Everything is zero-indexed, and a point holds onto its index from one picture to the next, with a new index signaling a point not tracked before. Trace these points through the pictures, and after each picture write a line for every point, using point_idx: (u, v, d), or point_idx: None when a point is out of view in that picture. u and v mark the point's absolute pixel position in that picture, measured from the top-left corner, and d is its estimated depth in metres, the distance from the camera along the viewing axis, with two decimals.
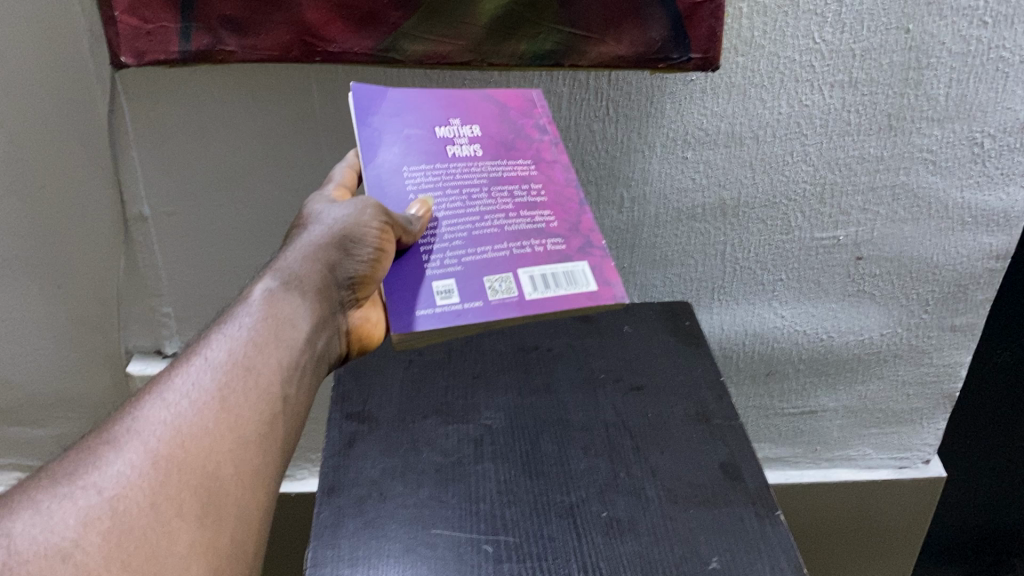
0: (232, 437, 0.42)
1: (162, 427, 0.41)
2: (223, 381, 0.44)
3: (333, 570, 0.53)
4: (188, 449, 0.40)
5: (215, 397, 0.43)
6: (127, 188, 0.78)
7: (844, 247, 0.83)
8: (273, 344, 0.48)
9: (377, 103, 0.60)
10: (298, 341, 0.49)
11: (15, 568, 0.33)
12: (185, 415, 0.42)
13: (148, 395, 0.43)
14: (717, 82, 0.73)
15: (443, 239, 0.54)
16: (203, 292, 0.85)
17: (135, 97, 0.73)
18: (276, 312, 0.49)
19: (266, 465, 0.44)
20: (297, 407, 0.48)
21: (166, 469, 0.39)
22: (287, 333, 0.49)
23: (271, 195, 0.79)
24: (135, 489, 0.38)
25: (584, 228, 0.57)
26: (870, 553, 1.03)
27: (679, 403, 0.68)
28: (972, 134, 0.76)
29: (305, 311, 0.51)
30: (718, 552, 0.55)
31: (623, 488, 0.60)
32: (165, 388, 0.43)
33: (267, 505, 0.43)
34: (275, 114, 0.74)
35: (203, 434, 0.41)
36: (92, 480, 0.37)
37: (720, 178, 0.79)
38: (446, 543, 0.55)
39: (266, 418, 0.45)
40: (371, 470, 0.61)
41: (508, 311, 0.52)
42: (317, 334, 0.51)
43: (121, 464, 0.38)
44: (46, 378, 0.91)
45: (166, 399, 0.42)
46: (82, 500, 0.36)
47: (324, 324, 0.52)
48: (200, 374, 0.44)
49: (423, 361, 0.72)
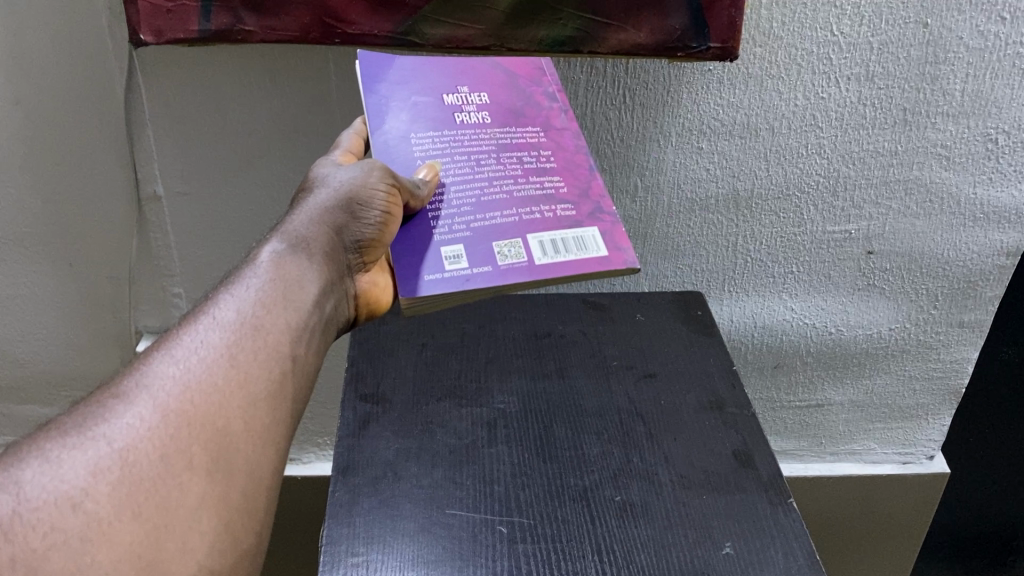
0: (241, 393, 0.43)
1: (171, 382, 0.41)
2: (231, 340, 0.44)
3: (348, 547, 0.54)
4: (197, 404, 0.41)
5: (224, 354, 0.44)
6: (142, 166, 0.78)
7: (855, 241, 0.84)
8: (281, 303, 0.48)
9: (384, 72, 0.61)
10: (307, 302, 0.49)
11: (27, 515, 0.34)
12: (195, 371, 0.42)
13: (157, 351, 0.43)
14: (734, 73, 0.73)
15: (451, 204, 0.55)
16: (216, 273, 0.85)
17: (151, 75, 0.73)
18: (285, 273, 0.49)
19: (276, 423, 0.44)
20: (308, 367, 0.48)
21: (176, 422, 0.40)
22: (296, 293, 0.49)
23: (285, 177, 0.79)
24: (145, 442, 0.38)
25: (593, 194, 0.58)
26: (884, 549, 1.03)
27: (692, 390, 0.68)
28: (987, 129, 0.76)
29: (313, 273, 0.50)
30: (731, 537, 0.55)
31: (636, 473, 0.60)
32: (173, 344, 0.44)
33: (278, 463, 0.43)
34: (291, 94, 0.74)
35: (212, 389, 0.42)
36: (101, 430, 0.38)
37: (734, 169, 0.79)
38: (461, 523, 0.56)
39: (276, 377, 0.45)
40: (385, 450, 0.61)
41: (517, 276, 0.52)
42: (326, 296, 0.51)
43: (130, 416, 0.39)
44: (55, 356, 0.91)
45: (175, 355, 0.43)
46: (91, 450, 0.37)
47: (333, 288, 0.52)
48: (208, 332, 0.45)
49: (436, 345, 0.72)
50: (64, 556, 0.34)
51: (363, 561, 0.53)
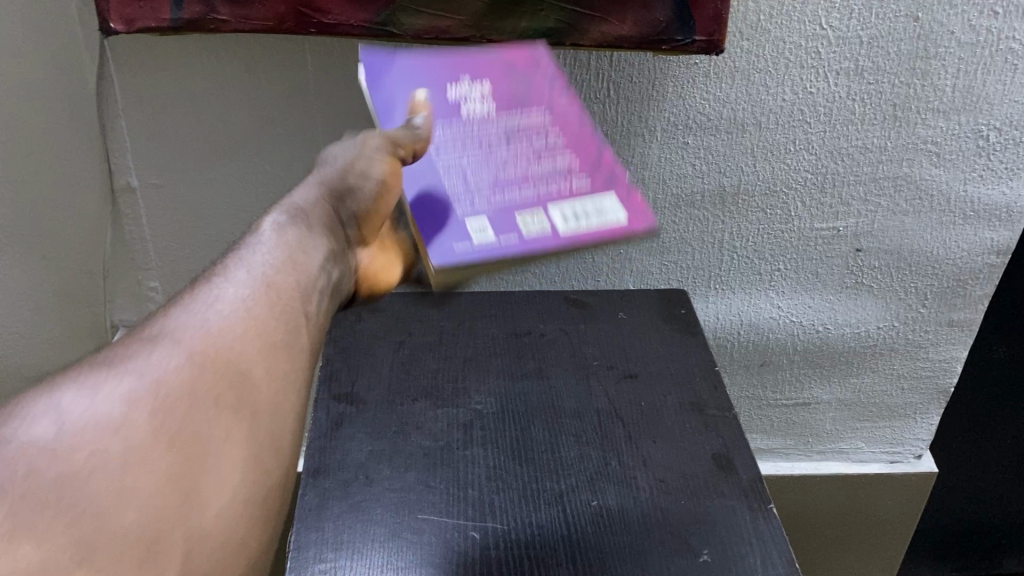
0: (259, 341, 0.46)
1: (194, 329, 0.44)
2: (248, 296, 0.48)
3: (316, 553, 0.52)
4: (218, 348, 0.44)
5: (241, 309, 0.47)
6: (116, 158, 0.76)
7: (843, 238, 0.82)
8: (291, 266, 0.52)
9: (385, 70, 0.58)
10: (310, 267, 0.53)
11: (70, 434, 0.37)
12: (215, 323, 0.45)
13: (178, 307, 0.46)
14: (721, 67, 0.72)
15: (468, 182, 0.54)
16: (192, 266, 0.83)
17: (124, 64, 0.71)
18: (293, 241, 0.53)
19: (289, 370, 0.47)
20: (314, 324, 0.51)
21: (201, 362, 0.43)
22: (301, 259, 0.52)
23: (262, 170, 0.77)
24: (175, 377, 0.41)
25: (610, 164, 0.56)
26: (861, 549, 1.02)
27: (673, 391, 0.67)
28: (978, 126, 0.75)
29: (317, 242, 0.54)
30: (709, 544, 0.54)
31: (613, 477, 0.59)
32: (192, 301, 0.47)
33: (291, 406, 0.46)
34: (267, 86, 0.73)
35: (231, 337, 0.45)
36: (133, 366, 0.41)
37: (720, 165, 0.78)
38: (433, 529, 0.54)
39: (289, 328, 0.48)
40: (358, 452, 0.60)
41: (543, 244, 0.51)
42: (324, 264, 0.54)
43: (159, 356, 0.42)
44: (29, 350, 0.89)
45: (194, 309, 0.46)
46: (125, 385, 0.40)
47: (331, 256, 0.55)
48: (225, 290, 0.48)
49: (414, 343, 0.71)
50: (104, 476, 0.36)
51: (332, 567, 0.52)
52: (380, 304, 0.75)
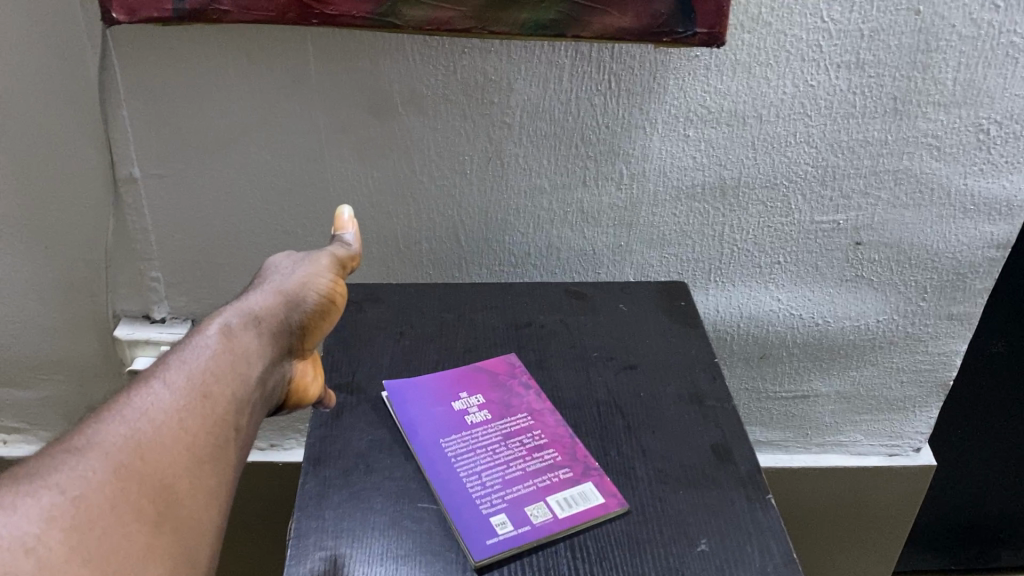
0: (189, 451, 0.47)
1: (122, 438, 0.45)
2: (183, 402, 0.49)
3: (317, 541, 0.53)
4: (146, 460, 0.44)
5: (175, 417, 0.47)
6: (117, 148, 0.76)
7: (843, 231, 0.82)
8: (231, 373, 0.52)
9: None
10: (250, 377, 0.53)
11: None
12: (145, 430, 0.46)
13: (107, 414, 0.47)
14: (722, 59, 0.72)
15: None
16: (194, 257, 0.84)
17: (127, 55, 0.71)
18: (236, 347, 0.54)
19: (219, 486, 0.47)
20: (245, 442, 0.52)
21: (126, 476, 0.43)
22: (241, 369, 0.53)
23: (263, 160, 0.78)
24: (96, 493, 0.41)
25: None
26: (857, 538, 1.03)
27: (672, 382, 0.67)
28: (979, 120, 0.75)
29: (260, 350, 0.55)
30: (707, 534, 0.55)
31: (612, 468, 0.59)
32: (122, 407, 0.47)
33: (218, 524, 0.47)
34: (270, 77, 0.73)
35: (162, 448, 0.45)
36: (53, 482, 0.41)
37: (721, 158, 0.78)
38: (433, 517, 0.55)
39: (223, 440, 0.49)
40: (358, 441, 0.60)
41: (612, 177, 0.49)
42: (266, 375, 0.55)
43: (82, 469, 0.42)
44: (30, 340, 0.89)
45: (124, 416, 0.46)
46: (44, 500, 0.40)
47: (272, 368, 0.56)
48: (160, 395, 0.48)
49: (414, 334, 0.71)
50: None
51: (331, 555, 0.52)
52: (381, 295, 0.75)
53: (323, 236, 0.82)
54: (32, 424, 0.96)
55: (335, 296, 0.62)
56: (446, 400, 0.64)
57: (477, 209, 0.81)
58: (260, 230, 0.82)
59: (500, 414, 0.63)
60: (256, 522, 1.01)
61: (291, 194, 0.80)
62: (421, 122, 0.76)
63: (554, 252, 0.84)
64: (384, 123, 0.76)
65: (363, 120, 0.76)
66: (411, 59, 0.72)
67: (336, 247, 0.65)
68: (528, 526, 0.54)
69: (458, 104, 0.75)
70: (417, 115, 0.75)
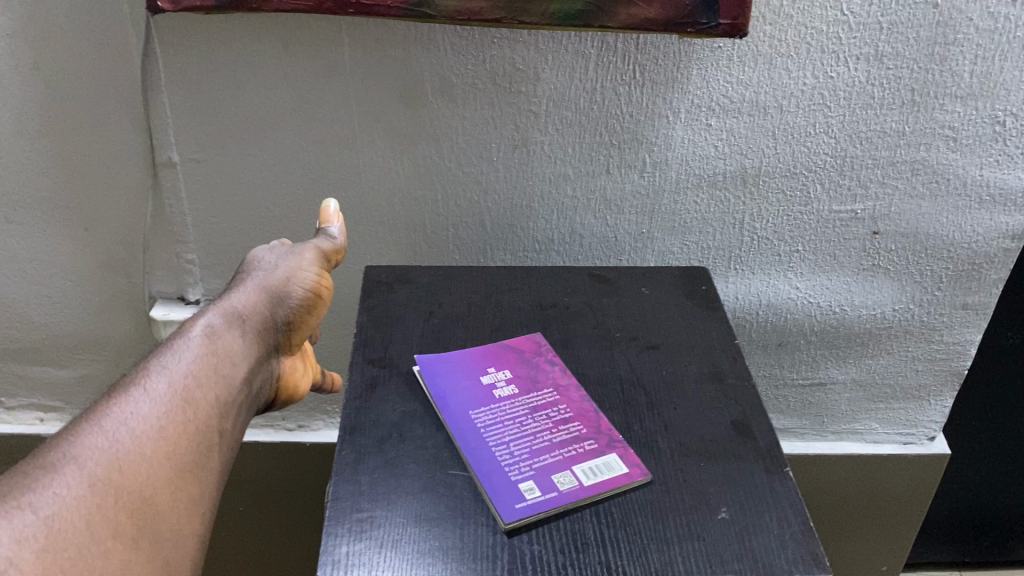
0: (169, 462, 0.50)
1: (100, 452, 0.47)
2: (163, 412, 0.52)
3: (353, 504, 0.55)
4: (125, 475, 0.47)
5: (154, 429, 0.50)
6: (158, 133, 0.79)
7: (860, 221, 0.84)
8: (214, 377, 0.56)
9: None
10: (234, 378, 0.58)
11: None
12: (125, 442, 0.48)
13: (87, 424, 0.49)
14: (745, 50, 0.74)
15: None
16: (229, 240, 0.86)
17: (170, 42, 0.74)
18: (219, 348, 0.58)
19: (196, 497, 0.51)
20: (226, 444, 0.56)
21: (103, 492, 0.45)
22: (226, 370, 0.58)
23: (298, 146, 0.80)
24: (72, 512, 0.44)
25: None
26: (875, 525, 1.04)
27: (693, 361, 0.69)
28: (995, 112, 0.77)
29: (244, 350, 0.60)
30: (727, 503, 0.57)
31: (636, 440, 0.62)
32: (101, 418, 0.49)
33: (195, 533, 0.50)
34: (305, 66, 0.75)
35: (141, 461, 0.48)
36: (28, 500, 0.43)
37: (742, 147, 0.80)
38: (464, 483, 0.57)
39: (201, 450, 0.52)
40: (391, 412, 0.62)
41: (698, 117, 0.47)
42: (251, 375, 0.60)
43: (59, 486, 0.44)
44: (69, 320, 0.92)
45: (104, 427, 0.49)
46: (20, 519, 0.42)
47: (255, 368, 0.61)
48: (141, 403, 0.51)
49: (443, 314, 0.74)
50: None
51: (367, 517, 0.54)
52: (411, 277, 0.78)
53: (353, 221, 0.85)
54: (68, 402, 0.99)
55: (320, 290, 0.67)
56: (474, 375, 0.66)
57: (503, 196, 0.83)
58: (293, 214, 0.85)
59: (527, 389, 0.66)
60: (283, 500, 1.03)
61: (323, 179, 0.82)
62: (450, 109, 0.78)
63: (576, 238, 0.86)
64: (414, 111, 0.78)
65: (394, 108, 0.78)
66: (442, 49, 0.75)
67: (319, 241, 0.69)
68: (555, 492, 0.56)
69: (487, 93, 0.77)
70: (446, 104, 0.78)
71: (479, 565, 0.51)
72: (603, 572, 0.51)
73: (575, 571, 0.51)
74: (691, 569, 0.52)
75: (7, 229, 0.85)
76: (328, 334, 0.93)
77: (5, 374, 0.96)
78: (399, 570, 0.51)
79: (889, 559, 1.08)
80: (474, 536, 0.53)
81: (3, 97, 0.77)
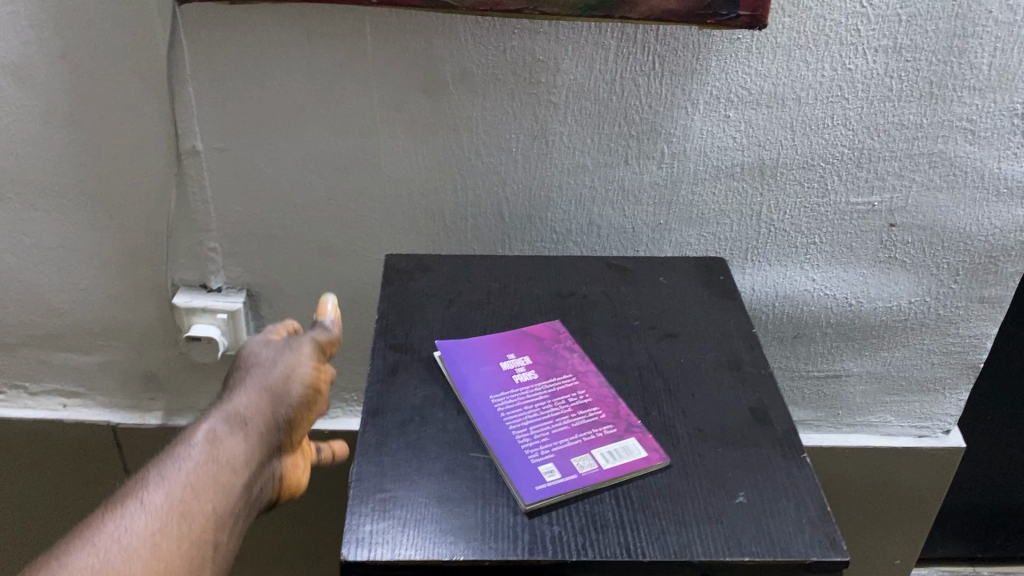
0: None
1: None
2: (153, 532, 0.49)
3: (376, 484, 0.56)
4: None
5: (145, 551, 0.48)
6: (183, 122, 0.80)
7: (877, 213, 0.85)
8: (211, 489, 0.53)
9: None
10: (233, 487, 0.54)
11: None
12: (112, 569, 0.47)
13: (76, 549, 0.47)
14: (764, 42, 0.75)
15: None
16: (252, 228, 0.87)
17: (195, 32, 0.75)
18: (217, 455, 0.55)
19: None
20: (225, 557, 0.53)
21: None
22: (224, 480, 0.54)
23: (320, 136, 0.81)
24: None
25: None
26: (892, 517, 1.05)
27: (711, 350, 0.70)
28: (1013, 104, 0.77)
29: (244, 454, 0.56)
30: (744, 487, 0.57)
31: (654, 425, 0.62)
32: (93, 538, 0.48)
33: None
34: (328, 56, 0.76)
35: None
36: None
37: (760, 138, 0.80)
38: (485, 465, 0.58)
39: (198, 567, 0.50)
40: (412, 396, 0.63)
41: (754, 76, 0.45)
42: (253, 485, 0.56)
43: None
44: (93, 307, 0.93)
45: (90, 554, 0.47)
46: None
47: (257, 475, 0.57)
48: (131, 524, 0.49)
49: (463, 301, 0.75)
50: None
51: (390, 497, 0.55)
52: (431, 265, 0.79)
53: (373, 211, 0.86)
54: (90, 388, 1.00)
55: (318, 382, 0.62)
56: (494, 360, 0.67)
57: (522, 186, 0.84)
58: (314, 203, 0.85)
59: (546, 374, 0.66)
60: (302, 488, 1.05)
61: (345, 168, 0.83)
62: (471, 100, 0.79)
63: (594, 229, 0.87)
64: (435, 101, 0.79)
65: (415, 98, 0.79)
66: (464, 40, 0.76)
67: (315, 331, 0.65)
68: (575, 474, 0.57)
69: (507, 83, 0.78)
70: (467, 94, 0.79)
71: (500, 545, 0.52)
72: (622, 552, 0.52)
73: (594, 551, 0.52)
74: (709, 551, 0.53)
75: (33, 216, 0.86)
76: (348, 322, 0.94)
77: (29, 360, 0.98)
78: (421, 549, 0.52)
79: (903, 553, 1.08)
80: (495, 516, 0.54)
81: (31, 86, 0.78)
